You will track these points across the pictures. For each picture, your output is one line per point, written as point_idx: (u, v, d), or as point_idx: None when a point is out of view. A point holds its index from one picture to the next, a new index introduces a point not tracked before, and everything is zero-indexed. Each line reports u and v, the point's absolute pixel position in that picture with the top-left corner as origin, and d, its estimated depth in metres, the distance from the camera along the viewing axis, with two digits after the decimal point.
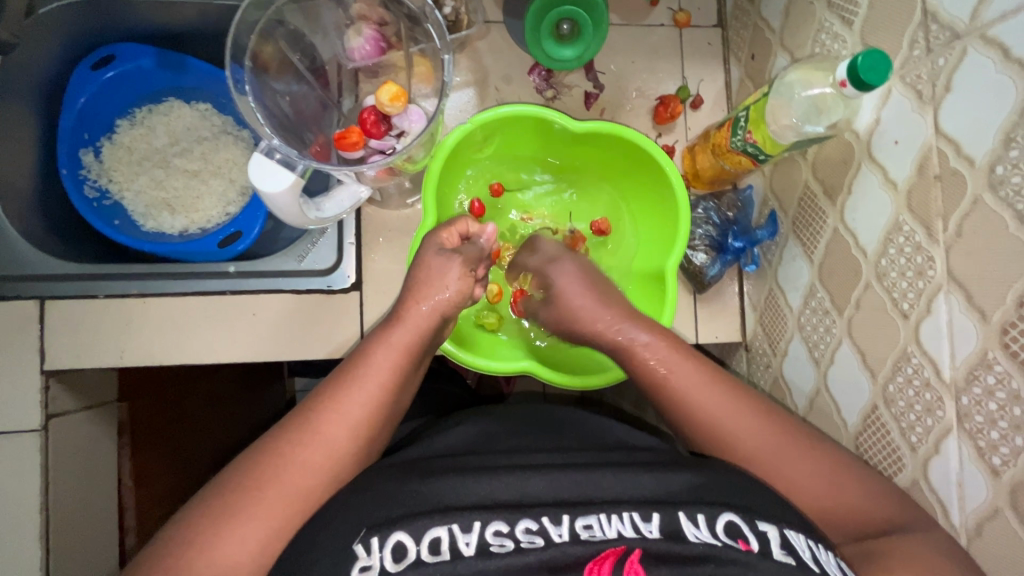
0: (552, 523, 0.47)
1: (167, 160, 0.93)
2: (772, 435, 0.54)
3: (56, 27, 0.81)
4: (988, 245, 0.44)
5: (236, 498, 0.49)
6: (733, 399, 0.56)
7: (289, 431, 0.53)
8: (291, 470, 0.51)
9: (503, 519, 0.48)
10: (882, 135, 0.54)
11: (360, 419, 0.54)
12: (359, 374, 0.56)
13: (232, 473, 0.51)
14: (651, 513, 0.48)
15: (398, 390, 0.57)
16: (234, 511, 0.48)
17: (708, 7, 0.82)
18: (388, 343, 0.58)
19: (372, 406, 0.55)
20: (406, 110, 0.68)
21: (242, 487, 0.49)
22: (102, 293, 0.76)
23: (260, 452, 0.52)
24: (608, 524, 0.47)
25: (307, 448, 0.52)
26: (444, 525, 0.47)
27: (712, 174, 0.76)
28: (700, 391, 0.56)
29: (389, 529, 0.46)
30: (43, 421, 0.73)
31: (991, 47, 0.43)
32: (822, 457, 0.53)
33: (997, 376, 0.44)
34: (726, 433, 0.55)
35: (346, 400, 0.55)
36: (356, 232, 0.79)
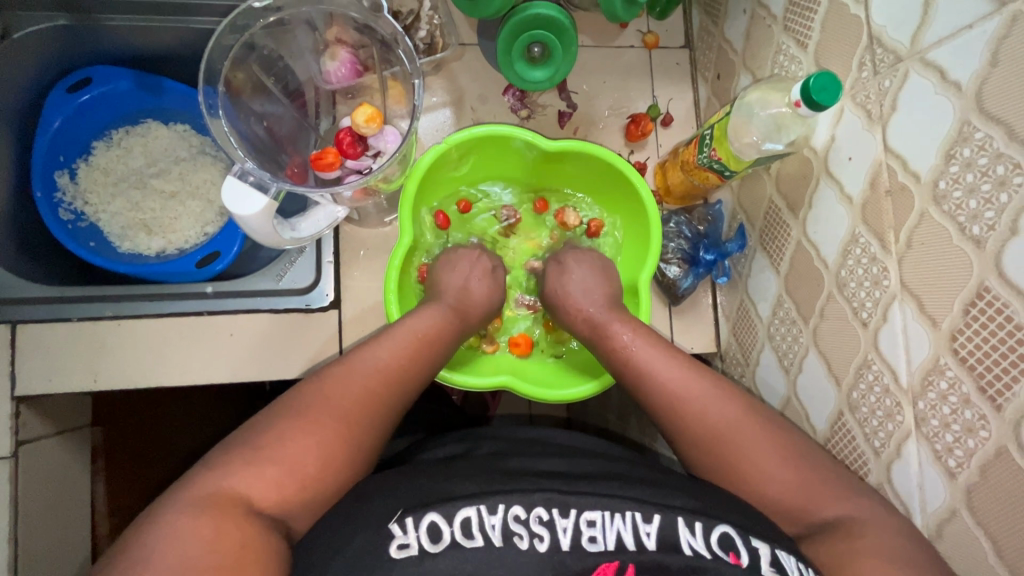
0: (560, 514, 0.47)
1: (144, 181, 0.93)
2: (738, 418, 0.56)
3: (31, 51, 0.81)
4: (935, 255, 0.46)
5: (300, 411, 0.53)
6: (726, 422, 0.56)
7: (299, 407, 0.53)
8: (298, 447, 0.50)
9: (522, 503, 0.48)
10: (838, 151, 0.56)
11: (405, 362, 0.61)
12: (374, 352, 0.60)
13: (235, 444, 0.50)
14: (653, 514, 0.48)
15: (436, 347, 0.64)
16: (297, 422, 0.52)
17: (675, 30, 0.85)
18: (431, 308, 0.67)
19: (416, 354, 0.62)
20: (382, 131, 0.69)
21: (299, 406, 0.53)
22: (74, 317, 0.75)
23: (265, 420, 0.52)
24: (610, 524, 0.47)
25: (315, 421, 0.52)
26: (472, 505, 0.47)
27: (682, 189, 0.78)
28: (669, 369, 0.60)
29: (424, 510, 0.47)
30: (13, 448, 0.71)
31: (930, 70, 0.45)
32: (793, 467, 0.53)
33: (949, 381, 0.46)
34: (693, 412, 0.57)
35: (395, 345, 0.61)
36: (334, 250, 0.79)
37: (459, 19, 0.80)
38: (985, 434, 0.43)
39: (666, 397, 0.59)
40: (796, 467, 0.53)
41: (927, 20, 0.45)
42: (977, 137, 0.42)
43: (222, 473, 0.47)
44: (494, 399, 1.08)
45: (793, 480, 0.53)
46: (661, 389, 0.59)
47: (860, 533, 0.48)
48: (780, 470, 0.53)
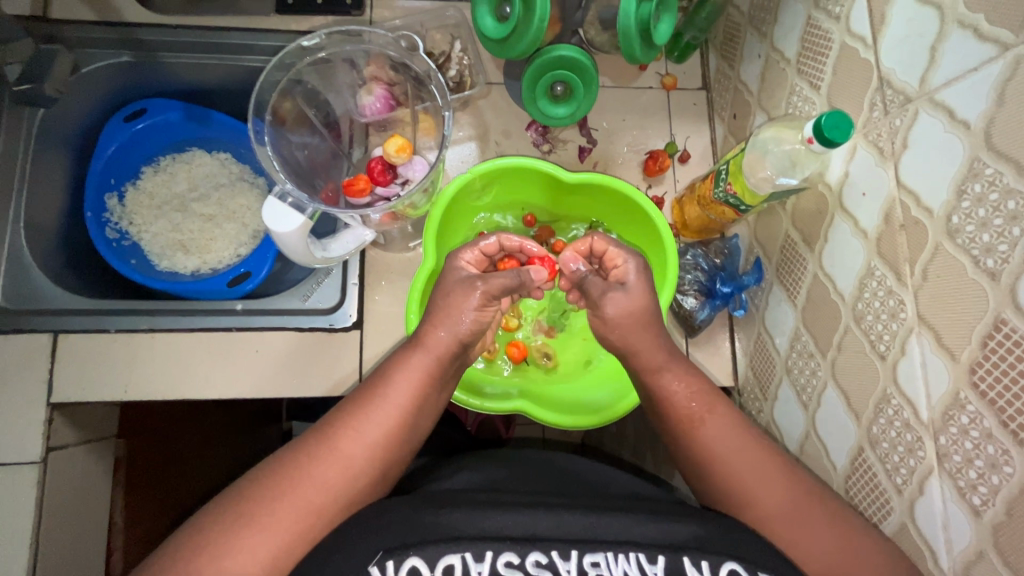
0: (560, 558, 0.49)
1: (185, 205, 0.99)
2: (779, 487, 0.55)
3: (96, 83, 0.88)
4: (951, 289, 0.46)
5: (274, 485, 0.53)
6: (765, 485, 0.55)
7: (280, 479, 0.54)
8: (283, 516, 0.52)
9: (514, 550, 0.49)
10: (852, 187, 0.58)
11: (377, 437, 0.57)
12: (356, 422, 0.57)
13: (223, 508, 0.52)
14: (657, 555, 0.49)
15: (417, 414, 0.60)
16: (270, 496, 0.53)
17: (693, 72, 0.89)
18: (408, 366, 0.60)
19: (390, 427, 0.58)
20: (411, 161, 0.74)
21: (275, 479, 0.54)
22: (112, 328, 0.79)
23: (251, 487, 0.54)
24: (615, 564, 0.48)
25: (298, 497, 0.53)
26: (456, 552, 0.48)
27: (699, 223, 0.80)
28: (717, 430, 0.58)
29: (405, 553, 0.48)
30: (43, 454, 0.74)
31: (939, 110, 0.47)
32: (813, 523, 0.53)
33: (970, 415, 0.45)
34: (738, 478, 0.56)
35: (365, 421, 0.57)
36: (359, 272, 0.82)
37: (488, 61, 0.85)
38: (1009, 469, 0.42)
39: (706, 460, 0.58)
40: (826, 531, 0.53)
41: (934, 63, 0.47)
42: (987, 173, 0.43)
43: (211, 541, 0.50)
44: (508, 428, 1.08)
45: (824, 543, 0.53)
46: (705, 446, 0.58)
47: None
48: (812, 540, 0.53)
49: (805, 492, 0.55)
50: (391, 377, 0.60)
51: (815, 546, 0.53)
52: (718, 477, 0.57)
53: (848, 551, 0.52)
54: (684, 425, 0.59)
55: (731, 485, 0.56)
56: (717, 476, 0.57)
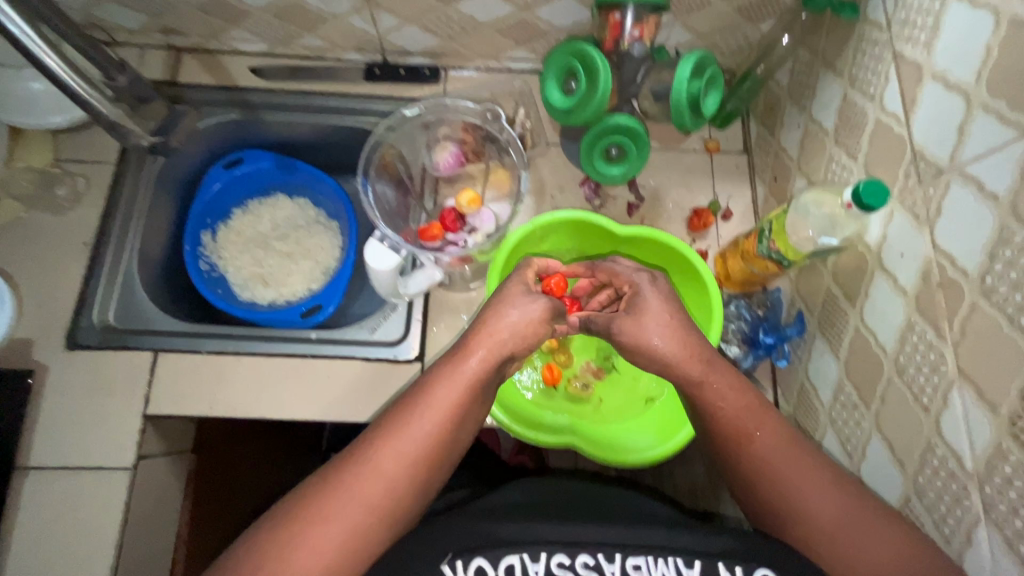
0: (606, 560, 0.54)
1: (268, 243, 1.10)
2: (826, 492, 0.57)
3: (206, 135, 1.02)
4: (987, 344, 0.50)
5: (323, 493, 0.56)
6: (812, 488, 0.58)
7: (340, 482, 0.57)
8: (345, 517, 0.55)
9: (565, 552, 0.54)
10: (890, 248, 0.62)
11: (416, 446, 0.59)
12: (408, 425, 0.60)
13: (289, 511, 0.56)
14: (694, 560, 0.54)
15: (456, 424, 0.61)
16: (322, 502, 0.56)
17: (735, 138, 0.96)
18: (447, 378, 0.62)
19: (429, 436, 0.60)
20: (479, 212, 0.84)
21: (325, 488, 0.57)
22: (204, 349, 0.88)
23: (313, 489, 0.57)
24: (655, 567, 0.54)
25: (357, 498, 0.56)
26: (515, 553, 0.54)
27: (742, 276, 0.85)
28: (762, 432, 0.61)
29: (471, 554, 0.54)
30: (134, 461, 0.82)
31: (969, 182, 0.52)
32: (867, 536, 0.54)
33: (1013, 465, 0.47)
34: (787, 485, 0.58)
35: (406, 431, 0.60)
36: (423, 310, 0.90)
37: (548, 124, 0.95)
38: None
39: (754, 466, 0.60)
40: (882, 536, 0.54)
41: (963, 141, 0.53)
42: (1016, 239, 0.47)
43: (280, 543, 0.53)
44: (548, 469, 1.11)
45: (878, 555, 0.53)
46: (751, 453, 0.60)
47: None
48: (873, 542, 0.54)
49: (857, 506, 0.56)
50: (439, 381, 0.62)
51: (878, 549, 0.53)
52: (770, 484, 0.59)
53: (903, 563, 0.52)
54: (731, 435, 0.62)
55: (783, 491, 0.58)
56: (767, 483, 0.59)
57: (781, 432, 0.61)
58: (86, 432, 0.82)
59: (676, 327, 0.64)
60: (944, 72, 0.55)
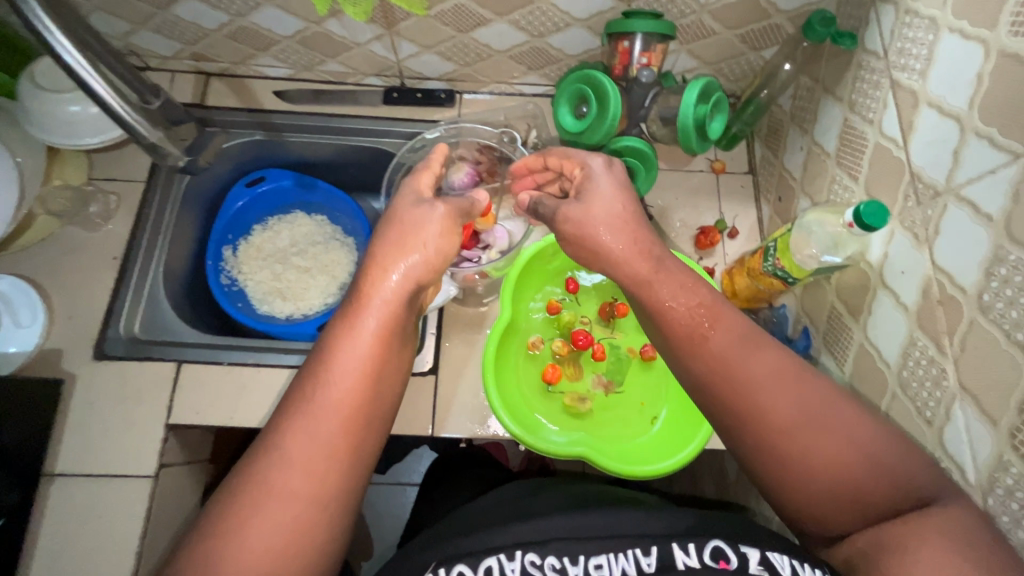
0: (571, 562, 0.52)
1: (286, 258, 1.14)
2: (803, 402, 0.50)
3: (231, 154, 1.06)
4: (986, 359, 0.52)
5: (242, 498, 0.47)
6: (786, 400, 0.50)
7: (252, 487, 0.47)
8: (268, 525, 0.46)
9: (536, 551, 0.53)
10: (892, 266, 0.65)
11: (335, 412, 0.50)
12: (313, 401, 0.50)
13: (198, 542, 0.45)
14: (651, 547, 0.52)
15: (377, 375, 0.52)
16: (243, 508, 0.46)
17: (740, 159, 1.00)
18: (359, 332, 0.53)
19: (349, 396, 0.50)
20: (492, 228, 0.89)
21: (243, 491, 0.47)
22: (225, 360, 0.91)
23: (223, 504, 0.47)
24: (615, 562, 0.52)
25: (278, 500, 0.47)
26: (492, 555, 0.53)
27: (749, 293, 0.87)
28: (722, 335, 0.53)
29: (452, 561, 0.52)
30: (156, 468, 0.84)
31: (965, 204, 0.55)
32: (839, 440, 0.49)
33: (1014, 477, 0.49)
34: (755, 396, 0.51)
35: (324, 395, 0.50)
36: (437, 324, 0.93)
37: (558, 145, 0.99)
38: None
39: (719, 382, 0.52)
40: (843, 424, 0.49)
41: (958, 165, 0.56)
42: (1010, 258, 0.50)
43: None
44: None
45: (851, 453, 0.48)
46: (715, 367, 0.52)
47: None
48: (830, 434, 0.49)
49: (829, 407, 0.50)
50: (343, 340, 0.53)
51: (849, 436, 0.49)
52: (735, 396, 0.51)
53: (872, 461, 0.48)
54: (685, 340, 0.54)
55: (746, 398, 0.51)
56: (721, 385, 0.52)
57: (739, 331, 0.53)
58: (110, 440, 0.85)
59: (624, 222, 0.61)
60: (939, 99, 0.58)
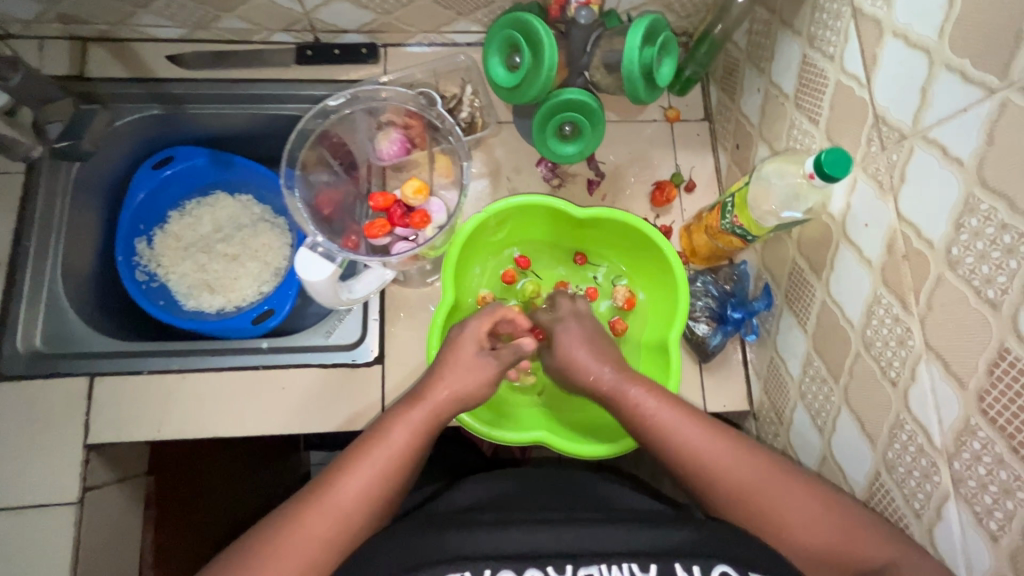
0: (556, 572, 0.53)
1: (210, 246, 1.03)
2: (760, 471, 0.58)
3: (126, 134, 0.93)
4: (954, 317, 0.48)
5: (273, 540, 0.54)
6: (742, 474, 0.58)
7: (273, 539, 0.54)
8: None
9: (511, 568, 0.53)
10: (855, 218, 0.60)
11: (373, 486, 0.57)
12: (363, 466, 0.58)
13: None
14: (649, 564, 0.53)
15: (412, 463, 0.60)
16: (270, 550, 0.53)
17: (695, 105, 0.92)
18: (409, 420, 0.61)
19: (386, 476, 0.58)
20: (428, 202, 0.79)
21: (275, 534, 0.54)
22: (145, 369, 0.82)
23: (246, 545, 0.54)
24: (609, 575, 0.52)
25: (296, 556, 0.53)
26: (458, 572, 0.52)
27: (708, 251, 0.82)
28: (687, 423, 0.60)
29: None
30: (80, 493, 0.77)
31: (933, 147, 0.49)
32: (805, 507, 0.55)
33: (981, 441, 0.46)
34: (711, 471, 0.59)
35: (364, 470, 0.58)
36: (380, 308, 0.85)
37: (498, 101, 0.90)
38: None
39: (683, 458, 0.60)
40: (801, 498, 0.56)
41: (926, 103, 0.50)
42: (982, 208, 0.45)
43: None
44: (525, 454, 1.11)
45: (812, 523, 0.55)
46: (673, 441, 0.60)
47: None
48: (791, 502, 0.56)
49: (789, 479, 0.57)
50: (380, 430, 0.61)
51: (805, 510, 0.55)
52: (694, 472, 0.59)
53: (836, 529, 0.54)
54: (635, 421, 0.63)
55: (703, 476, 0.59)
56: (685, 468, 0.60)
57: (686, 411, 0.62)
58: (23, 468, 0.77)
59: None
60: (906, 28, 0.52)
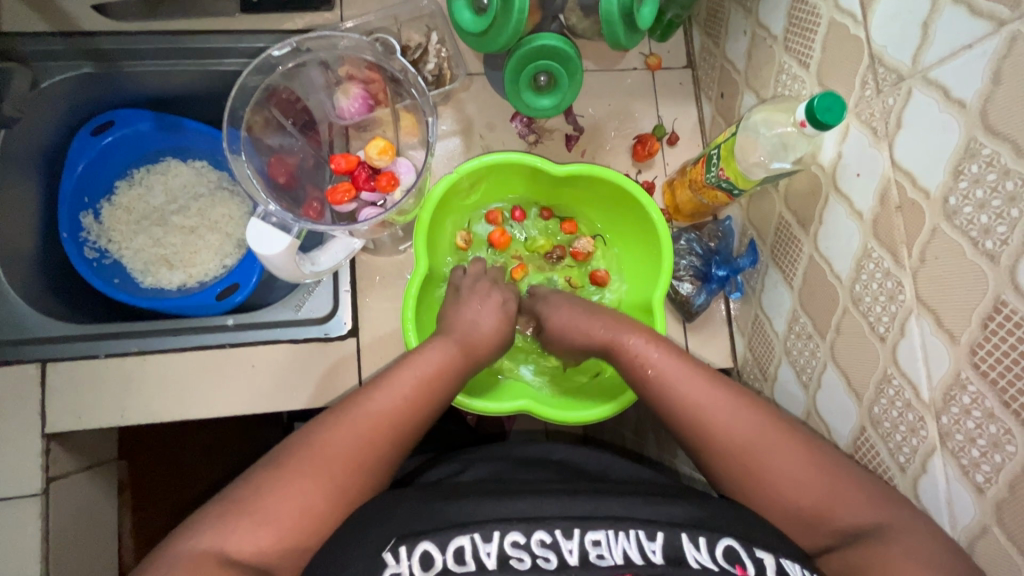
0: (563, 536, 0.50)
1: (165, 218, 0.95)
2: (761, 428, 0.57)
3: (57, 97, 0.84)
4: (949, 270, 0.46)
5: (304, 447, 0.55)
6: (743, 429, 0.57)
7: (253, 504, 0.51)
8: (261, 544, 0.49)
9: (520, 530, 0.50)
10: (846, 168, 0.57)
11: (401, 407, 0.59)
12: (392, 386, 0.60)
13: (228, 501, 0.51)
14: (656, 533, 0.50)
15: (441, 391, 0.62)
16: (301, 455, 0.54)
17: (677, 51, 0.87)
18: (437, 349, 0.64)
19: (414, 399, 0.60)
20: (395, 162, 0.74)
21: (305, 444, 0.55)
22: (102, 353, 0.77)
23: (224, 509, 0.51)
24: (616, 543, 0.50)
25: (277, 522, 0.50)
26: (465, 535, 0.50)
27: (692, 208, 0.79)
28: (689, 381, 0.60)
29: (417, 539, 0.49)
30: (43, 485, 0.73)
31: (933, 88, 0.46)
32: (807, 469, 0.54)
33: (971, 395, 0.45)
34: (711, 423, 0.58)
35: (392, 390, 0.59)
36: (351, 279, 0.81)
37: (467, 51, 0.83)
38: (1012, 448, 0.42)
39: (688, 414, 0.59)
40: (801, 456, 0.55)
41: (928, 40, 0.46)
42: (985, 153, 0.42)
43: (257, 492, 0.52)
44: (510, 419, 1.11)
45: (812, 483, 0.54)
46: (677, 396, 0.60)
47: (894, 538, 0.49)
48: (784, 463, 0.55)
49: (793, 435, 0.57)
50: (374, 398, 0.59)
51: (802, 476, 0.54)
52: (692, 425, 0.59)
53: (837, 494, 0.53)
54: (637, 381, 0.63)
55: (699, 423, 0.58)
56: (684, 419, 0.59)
57: (685, 367, 0.61)
58: None
59: None
60: None
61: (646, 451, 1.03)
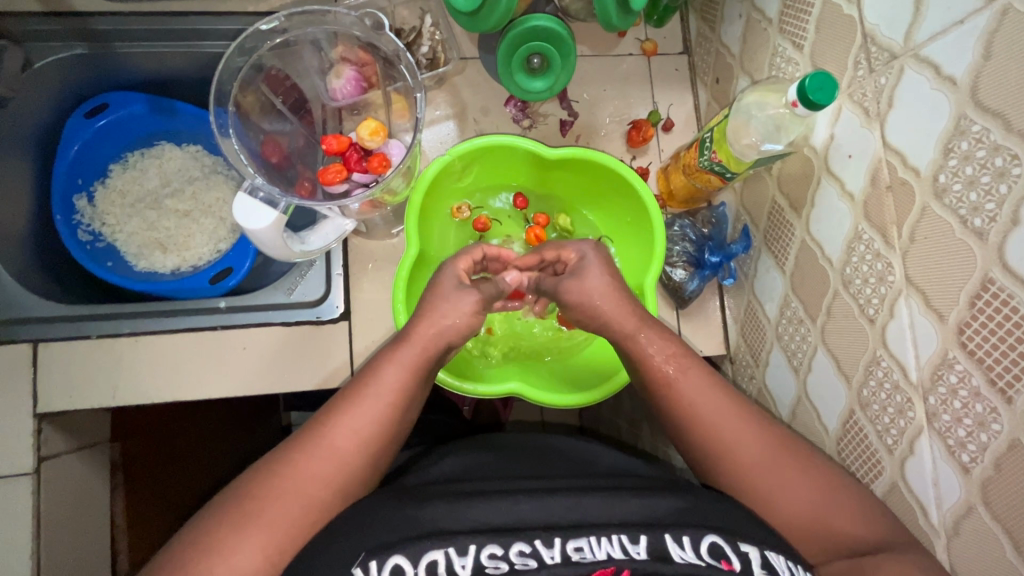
0: (543, 546, 0.49)
1: (158, 201, 0.95)
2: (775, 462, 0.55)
3: (51, 79, 0.84)
4: (937, 249, 0.46)
5: (266, 477, 0.54)
6: (758, 461, 0.55)
7: (226, 529, 0.50)
8: (243, 565, 0.49)
9: (498, 542, 0.49)
10: (838, 150, 0.56)
11: (366, 433, 0.57)
12: (353, 409, 0.57)
13: (192, 533, 0.51)
14: (639, 535, 0.50)
15: (405, 406, 0.59)
16: (264, 482, 0.53)
17: (674, 37, 0.86)
18: (397, 360, 0.60)
19: (378, 421, 0.57)
20: (386, 144, 0.74)
21: (267, 478, 0.53)
22: (94, 333, 0.77)
23: (195, 540, 0.50)
24: (598, 546, 0.49)
25: (253, 547, 0.50)
26: (440, 549, 0.48)
27: (685, 193, 0.78)
28: (716, 406, 0.58)
29: (388, 552, 0.48)
30: (35, 464, 0.73)
31: (924, 65, 0.46)
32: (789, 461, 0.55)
33: (959, 374, 0.45)
34: (738, 452, 0.56)
35: (354, 415, 0.57)
36: (343, 262, 0.81)
37: (461, 35, 0.82)
38: (997, 427, 0.42)
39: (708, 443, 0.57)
40: (797, 476, 0.54)
41: (920, 16, 0.46)
42: (974, 130, 0.42)
43: (219, 526, 0.50)
44: (505, 406, 1.11)
45: (797, 478, 0.54)
46: (701, 425, 0.58)
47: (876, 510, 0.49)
48: (764, 463, 0.55)
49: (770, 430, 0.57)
50: (347, 415, 0.57)
51: (801, 505, 0.53)
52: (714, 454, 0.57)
53: (822, 496, 0.53)
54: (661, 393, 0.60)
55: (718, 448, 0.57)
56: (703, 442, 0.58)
57: (712, 386, 0.59)
58: None
59: None
60: None
61: (640, 441, 1.03)
